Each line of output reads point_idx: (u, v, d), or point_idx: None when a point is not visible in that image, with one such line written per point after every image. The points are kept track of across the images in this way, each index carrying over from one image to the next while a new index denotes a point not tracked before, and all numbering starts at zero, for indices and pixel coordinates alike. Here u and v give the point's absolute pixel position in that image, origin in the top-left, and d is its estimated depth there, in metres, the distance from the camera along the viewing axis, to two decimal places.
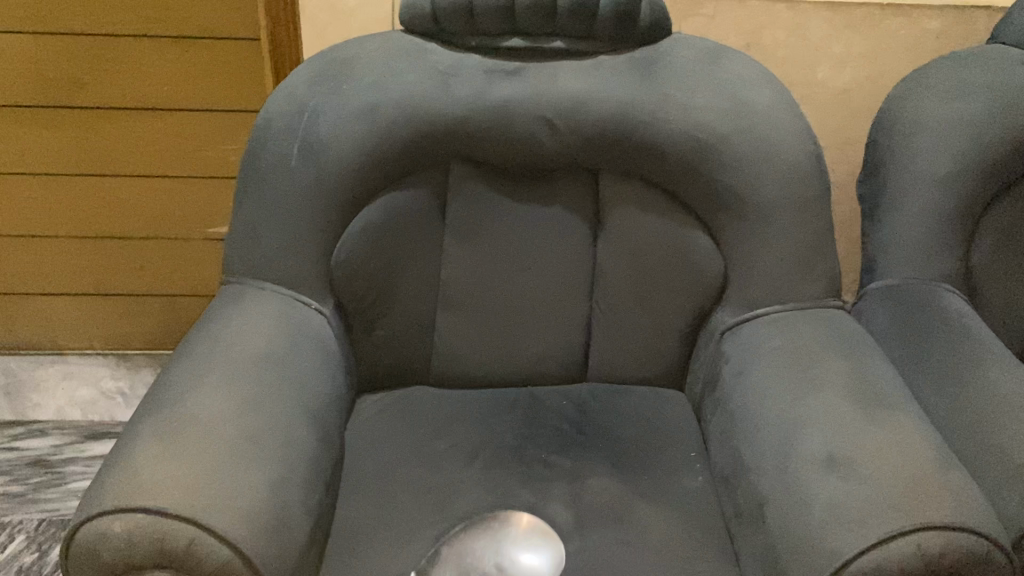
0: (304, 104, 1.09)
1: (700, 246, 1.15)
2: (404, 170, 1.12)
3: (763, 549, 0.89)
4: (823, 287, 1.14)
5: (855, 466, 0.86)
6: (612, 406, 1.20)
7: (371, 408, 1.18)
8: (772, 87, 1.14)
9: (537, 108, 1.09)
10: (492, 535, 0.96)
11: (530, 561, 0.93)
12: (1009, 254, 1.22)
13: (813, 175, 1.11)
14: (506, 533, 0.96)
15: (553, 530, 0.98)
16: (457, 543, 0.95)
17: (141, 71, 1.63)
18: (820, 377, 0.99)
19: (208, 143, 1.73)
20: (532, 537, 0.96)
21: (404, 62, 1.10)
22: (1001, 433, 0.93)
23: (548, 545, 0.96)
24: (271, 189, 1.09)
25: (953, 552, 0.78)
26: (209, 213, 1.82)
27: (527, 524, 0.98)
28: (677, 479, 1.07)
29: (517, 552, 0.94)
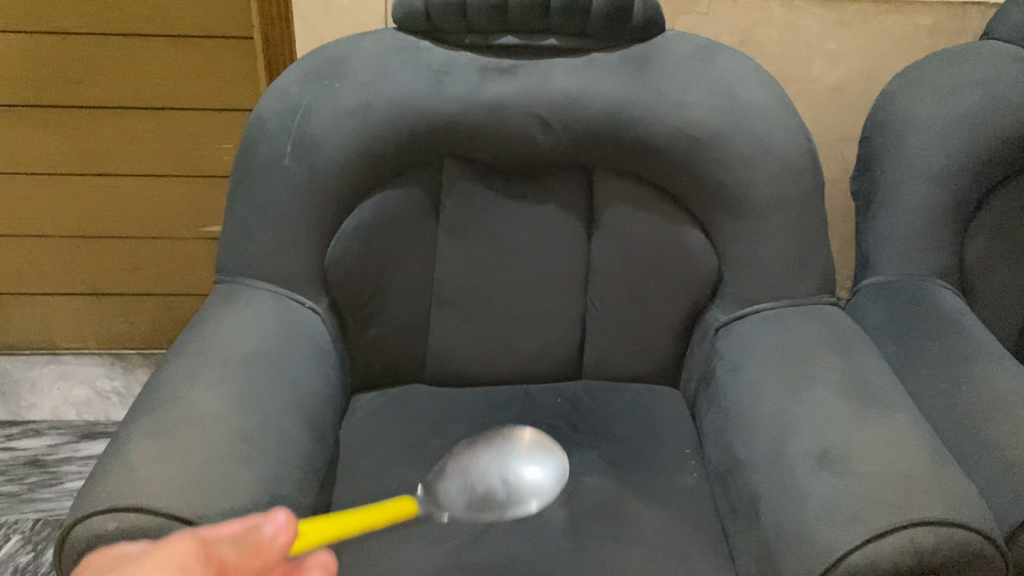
0: (296, 102, 1.09)
1: (694, 243, 1.15)
2: (397, 168, 1.12)
3: (757, 545, 0.89)
4: (816, 284, 1.14)
5: (848, 462, 0.87)
6: (606, 403, 1.20)
7: (366, 406, 1.18)
8: (764, 83, 1.14)
9: (530, 106, 1.09)
10: (494, 448, 1.05)
11: (531, 474, 1.03)
12: (1002, 250, 1.22)
13: (807, 172, 1.12)
14: (512, 444, 1.05)
15: (551, 447, 1.08)
16: (460, 459, 1.04)
17: (132, 70, 1.63)
18: (813, 374, 1.00)
19: (201, 142, 1.72)
20: (534, 451, 1.06)
21: (396, 60, 1.09)
22: (994, 429, 0.94)
23: (547, 461, 1.06)
24: (264, 188, 1.08)
25: (946, 548, 0.78)
26: (202, 212, 1.82)
27: (531, 438, 1.07)
28: (672, 476, 1.07)
29: (520, 464, 1.03)
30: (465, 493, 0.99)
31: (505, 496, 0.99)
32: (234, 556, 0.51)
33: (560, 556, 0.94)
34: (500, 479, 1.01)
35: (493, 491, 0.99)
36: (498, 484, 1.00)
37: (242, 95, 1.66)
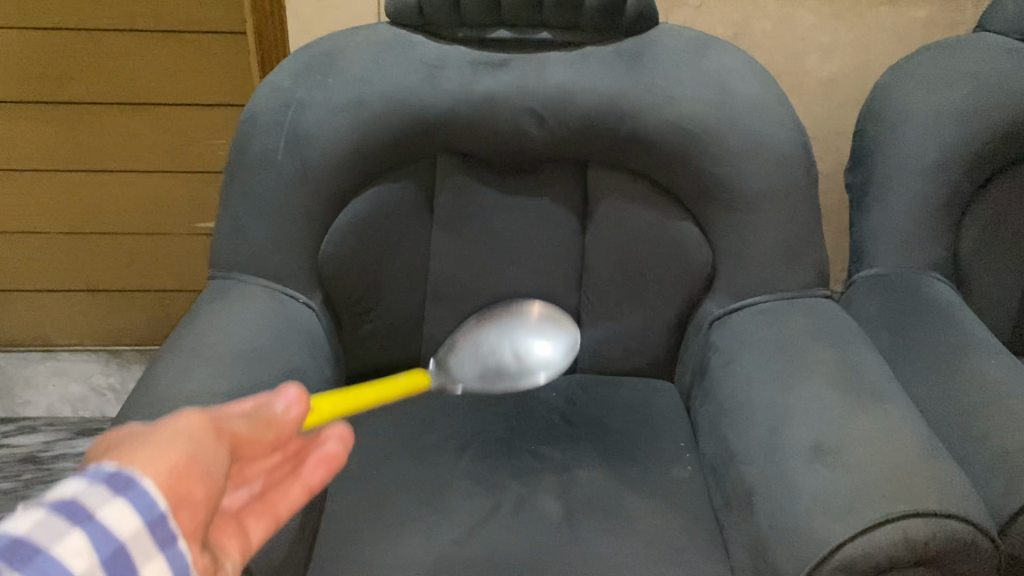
0: (289, 97, 1.08)
1: (688, 237, 1.15)
2: (391, 163, 1.11)
3: (752, 537, 0.89)
4: (811, 277, 1.14)
5: (842, 455, 0.87)
6: (601, 396, 1.20)
7: (361, 400, 1.19)
8: (758, 77, 1.14)
9: (523, 100, 1.09)
10: (505, 329, 1.14)
11: (542, 348, 1.12)
12: (995, 242, 1.23)
13: (801, 165, 1.12)
14: (520, 321, 1.15)
15: (560, 326, 1.17)
16: (474, 339, 1.13)
17: (125, 65, 1.62)
18: (807, 366, 1.00)
19: (194, 138, 1.72)
20: (541, 325, 1.16)
21: (390, 54, 1.09)
22: (987, 420, 0.94)
23: (556, 337, 1.15)
24: (258, 184, 1.08)
25: (940, 539, 0.78)
26: (197, 207, 1.82)
27: (536, 316, 1.17)
28: (667, 469, 1.07)
29: (531, 341, 1.12)
30: (479, 368, 1.08)
31: (517, 367, 1.08)
32: (246, 428, 0.58)
33: (555, 549, 0.94)
34: (512, 352, 1.10)
35: (503, 358, 1.09)
36: (511, 357, 1.09)
37: (237, 90, 1.66)
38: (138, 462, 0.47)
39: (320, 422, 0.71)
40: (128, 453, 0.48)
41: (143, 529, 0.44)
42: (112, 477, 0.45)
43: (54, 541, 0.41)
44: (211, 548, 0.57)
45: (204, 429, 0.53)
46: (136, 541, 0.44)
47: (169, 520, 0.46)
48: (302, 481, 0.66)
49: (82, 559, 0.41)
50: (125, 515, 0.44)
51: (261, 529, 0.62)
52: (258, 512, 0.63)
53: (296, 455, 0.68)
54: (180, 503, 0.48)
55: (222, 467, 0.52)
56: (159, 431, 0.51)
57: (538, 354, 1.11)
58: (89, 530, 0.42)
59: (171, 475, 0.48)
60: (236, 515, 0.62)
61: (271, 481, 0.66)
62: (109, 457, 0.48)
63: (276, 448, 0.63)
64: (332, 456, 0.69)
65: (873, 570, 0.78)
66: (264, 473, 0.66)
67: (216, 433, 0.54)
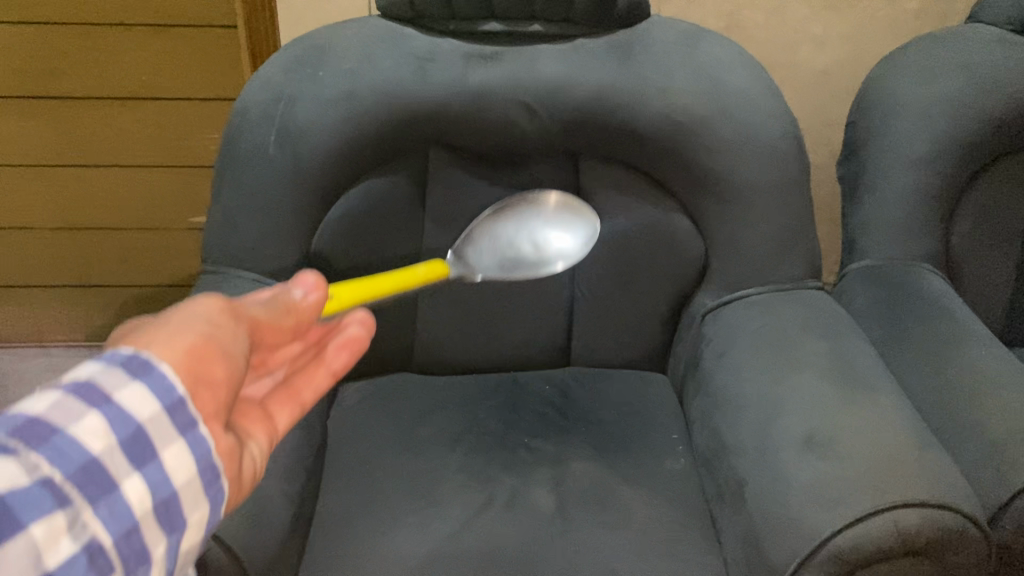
0: (280, 91, 1.08)
1: (680, 229, 1.15)
2: (383, 156, 1.11)
3: (744, 528, 0.90)
4: (803, 269, 1.14)
5: (834, 446, 0.87)
6: (594, 389, 1.20)
7: (354, 396, 1.18)
8: (749, 69, 1.14)
9: (515, 93, 1.08)
10: (522, 216, 1.10)
11: (563, 237, 1.08)
12: (987, 233, 1.23)
13: (792, 156, 1.11)
14: (536, 210, 1.10)
15: (578, 204, 1.11)
16: (490, 227, 1.09)
17: (116, 60, 1.62)
18: (799, 357, 1.00)
19: (185, 132, 1.71)
20: (561, 212, 1.10)
21: (381, 47, 1.09)
22: (977, 411, 0.94)
23: (577, 219, 1.10)
24: (248, 178, 1.08)
25: (930, 529, 0.78)
26: (189, 202, 1.81)
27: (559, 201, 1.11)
28: (660, 461, 1.07)
29: (550, 230, 1.08)
30: (498, 259, 1.05)
31: (536, 258, 1.06)
32: (265, 313, 0.60)
33: (548, 541, 0.94)
34: (531, 244, 1.07)
35: (520, 252, 1.06)
36: (530, 248, 1.06)
37: (229, 83, 1.65)
38: (154, 345, 0.48)
39: (339, 310, 0.72)
40: (142, 335, 0.48)
41: (161, 412, 0.44)
42: (128, 359, 0.45)
43: (69, 422, 0.41)
44: (239, 431, 0.58)
45: (220, 315, 0.55)
46: (154, 424, 0.44)
47: (188, 404, 0.46)
48: (326, 366, 0.70)
49: (100, 438, 0.41)
50: (141, 396, 0.44)
51: (287, 416, 0.64)
52: (282, 398, 0.66)
53: (318, 343, 0.73)
54: (201, 382, 0.49)
55: (240, 349, 0.54)
56: (173, 319, 0.51)
57: (554, 246, 1.07)
58: (108, 412, 0.42)
59: (188, 355, 0.48)
60: (262, 403, 0.64)
61: (294, 367, 0.70)
62: (126, 342, 0.48)
63: (296, 335, 0.66)
64: (354, 339, 0.74)
65: (864, 559, 0.79)
66: (287, 361, 0.69)
67: (231, 318, 0.55)
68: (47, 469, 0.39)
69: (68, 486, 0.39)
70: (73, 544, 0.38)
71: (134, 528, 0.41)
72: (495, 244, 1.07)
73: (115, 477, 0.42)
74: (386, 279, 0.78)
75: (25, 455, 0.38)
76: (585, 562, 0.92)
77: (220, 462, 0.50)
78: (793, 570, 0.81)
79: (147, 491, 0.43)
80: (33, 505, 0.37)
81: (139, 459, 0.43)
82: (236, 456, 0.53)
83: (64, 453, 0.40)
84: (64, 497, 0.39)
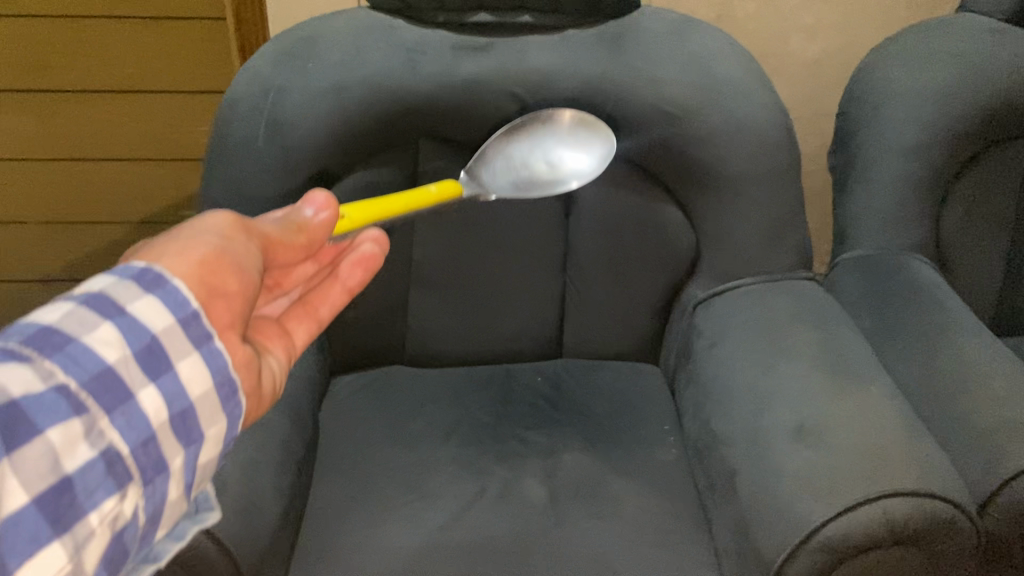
0: (268, 83, 1.07)
1: (671, 220, 1.15)
2: (373, 149, 1.11)
3: (735, 518, 0.90)
4: (793, 259, 1.14)
5: (824, 436, 0.87)
6: (586, 381, 1.20)
7: (345, 389, 1.18)
8: (740, 58, 1.14)
9: (505, 84, 1.08)
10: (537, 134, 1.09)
11: (576, 158, 1.09)
12: (978, 222, 1.23)
13: (783, 147, 1.11)
14: (551, 127, 1.09)
15: (595, 121, 1.09)
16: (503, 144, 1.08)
17: (103, 53, 1.61)
18: (789, 347, 1.00)
19: (174, 126, 1.70)
20: (576, 130, 1.09)
21: (370, 39, 1.08)
22: (966, 401, 0.94)
23: (592, 137, 1.09)
24: (237, 170, 1.07)
25: (919, 518, 0.79)
26: (179, 196, 1.80)
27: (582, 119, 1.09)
28: (651, 452, 1.07)
29: (564, 149, 1.09)
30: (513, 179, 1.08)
31: (550, 179, 1.09)
32: (277, 230, 0.64)
33: (539, 532, 0.94)
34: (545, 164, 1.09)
35: (535, 173, 1.09)
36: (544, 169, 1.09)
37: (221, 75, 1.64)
38: (168, 257, 0.54)
39: (351, 230, 0.74)
40: (160, 250, 0.54)
41: (171, 322, 0.50)
42: (141, 273, 0.51)
43: (84, 332, 0.46)
44: (257, 346, 0.65)
45: (233, 226, 0.59)
46: (167, 337, 0.50)
47: (202, 316, 0.52)
48: (342, 283, 0.75)
49: (115, 349, 0.47)
50: (154, 309, 0.50)
51: (304, 332, 0.71)
52: (300, 314, 0.72)
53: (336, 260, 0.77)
54: (214, 294, 0.54)
55: (256, 261, 0.58)
56: (189, 233, 0.57)
57: (569, 166, 1.10)
58: (121, 322, 0.48)
59: (201, 267, 0.54)
60: (280, 321, 0.70)
61: (309, 284, 0.75)
62: (142, 258, 0.54)
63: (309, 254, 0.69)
64: (369, 257, 0.76)
65: (854, 548, 0.79)
66: (302, 280, 0.75)
67: (247, 230, 0.60)
68: (62, 376, 0.44)
69: (86, 391, 0.45)
70: (92, 442, 0.44)
71: (150, 430, 0.47)
72: (509, 163, 1.08)
73: (131, 385, 0.47)
74: (399, 198, 0.82)
75: (40, 362, 0.44)
76: (576, 553, 0.92)
77: (236, 371, 0.55)
78: (783, 559, 0.81)
79: (163, 401, 0.48)
80: (59, 407, 0.43)
81: (151, 371, 0.49)
82: (254, 368, 0.58)
83: (77, 359, 0.45)
84: (80, 403, 0.44)
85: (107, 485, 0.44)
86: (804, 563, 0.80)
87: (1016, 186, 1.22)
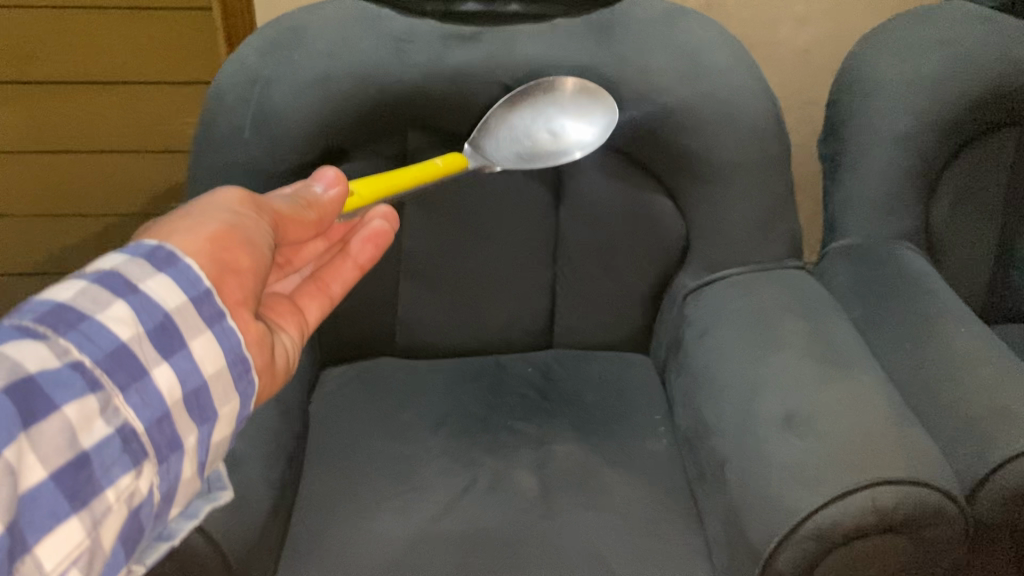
0: (256, 73, 1.07)
1: (661, 209, 1.15)
2: (361, 137, 1.11)
3: (725, 506, 0.90)
4: (783, 248, 1.14)
5: (813, 424, 0.87)
6: (577, 371, 1.20)
7: (335, 380, 1.18)
8: (730, 47, 1.13)
9: (494, 74, 1.08)
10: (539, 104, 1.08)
11: (578, 128, 1.09)
12: (967, 210, 1.23)
13: (773, 136, 1.11)
14: (554, 96, 1.08)
15: (597, 89, 1.08)
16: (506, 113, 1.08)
17: (90, 43, 1.60)
18: (778, 335, 1.00)
19: (161, 117, 1.69)
20: (579, 98, 1.08)
21: (357, 28, 1.08)
22: (955, 389, 0.95)
23: (594, 106, 1.08)
24: (225, 162, 1.07)
25: (907, 505, 0.79)
26: (167, 187, 1.78)
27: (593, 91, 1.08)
28: (642, 441, 1.07)
29: (565, 119, 1.09)
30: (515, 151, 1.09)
31: (552, 150, 1.10)
32: (286, 207, 0.66)
33: (530, 522, 0.94)
34: (546, 135, 1.09)
35: (537, 143, 1.09)
36: (545, 139, 1.09)
37: (211, 63, 1.64)
38: (179, 237, 0.56)
39: (362, 205, 0.76)
40: (174, 229, 0.57)
41: (184, 299, 0.52)
42: (153, 251, 0.54)
43: (99, 310, 0.48)
44: (271, 324, 0.66)
45: (241, 205, 0.62)
46: (177, 316, 0.51)
47: (214, 293, 0.54)
48: (353, 260, 0.77)
49: (128, 327, 0.48)
50: (166, 288, 0.52)
51: (316, 309, 0.72)
52: (313, 293, 0.73)
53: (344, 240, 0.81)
54: (226, 270, 0.56)
55: (264, 239, 0.61)
56: (200, 213, 0.60)
57: (572, 137, 1.10)
58: (135, 301, 0.50)
59: (210, 244, 0.57)
60: (292, 297, 0.72)
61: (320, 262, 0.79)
62: (155, 236, 0.56)
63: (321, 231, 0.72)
64: (380, 232, 0.79)
65: (843, 536, 0.79)
66: (312, 257, 0.79)
67: (257, 207, 0.63)
68: (78, 354, 0.45)
69: (102, 367, 0.46)
70: (110, 418, 0.45)
71: (163, 407, 0.49)
72: (512, 133, 1.09)
73: (145, 362, 0.49)
74: (407, 172, 0.83)
75: (56, 340, 0.45)
76: (567, 543, 0.92)
77: (249, 346, 0.57)
78: (772, 548, 0.81)
79: (176, 379, 0.50)
80: (78, 383, 0.44)
81: (163, 349, 0.50)
82: (267, 345, 0.60)
83: (92, 337, 0.47)
84: (95, 380, 0.45)
85: (124, 462, 0.45)
86: (794, 551, 0.80)
87: (1004, 173, 1.22)
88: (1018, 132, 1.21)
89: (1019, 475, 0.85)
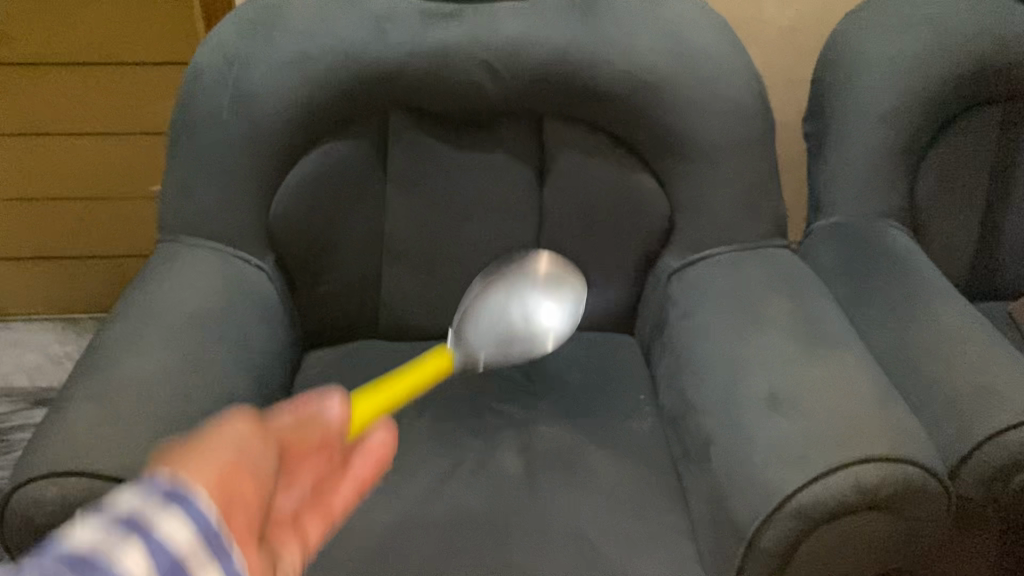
0: (233, 53, 1.06)
1: (646, 189, 1.14)
2: (339, 118, 1.08)
3: (709, 486, 0.90)
4: (767, 226, 1.13)
5: (796, 404, 0.87)
6: (562, 352, 1.19)
7: (318, 363, 1.16)
8: (713, 25, 1.12)
9: (476, 53, 1.07)
10: (511, 286, 1.05)
11: (550, 307, 1.03)
12: (951, 188, 1.23)
13: (757, 114, 1.10)
14: (525, 279, 1.06)
15: (566, 277, 1.08)
16: (479, 295, 1.06)
17: (64, 23, 1.57)
18: (762, 315, 1.00)
19: (138, 98, 1.66)
20: (548, 283, 1.06)
21: (337, 8, 1.07)
22: (939, 366, 0.95)
23: (561, 291, 1.06)
24: (203, 144, 1.06)
25: (890, 483, 0.79)
26: (144, 170, 1.76)
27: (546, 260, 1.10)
28: (627, 422, 1.07)
29: (538, 300, 1.03)
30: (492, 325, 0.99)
31: (526, 329, 0.99)
32: (291, 426, 0.60)
33: (516, 504, 0.94)
34: (520, 314, 1.01)
35: (512, 326, 0.99)
36: (518, 317, 1.00)
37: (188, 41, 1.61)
38: (182, 465, 0.39)
39: (359, 425, 0.70)
40: (166, 457, 0.39)
41: (199, 542, 0.34)
42: (167, 491, 0.35)
43: (118, 554, 0.30)
44: (270, 548, 0.49)
45: (253, 434, 0.46)
46: (197, 551, 0.33)
47: (226, 543, 0.36)
48: (352, 475, 0.63)
49: (184, 538, 0.33)
50: (180, 522, 0.34)
51: (320, 530, 0.55)
52: (314, 515, 0.56)
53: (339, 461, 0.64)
54: (235, 502, 0.41)
55: (270, 473, 0.46)
56: (194, 442, 0.43)
57: (546, 322, 1.01)
58: (131, 548, 0.31)
59: (219, 483, 0.40)
60: (293, 518, 0.55)
61: (319, 481, 0.61)
62: (155, 466, 0.38)
63: (319, 450, 0.62)
64: (378, 452, 0.67)
65: (826, 515, 0.79)
66: (308, 474, 0.60)
67: (264, 440, 0.48)
68: None
69: None
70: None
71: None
72: (484, 309, 1.02)
73: None
74: (409, 377, 0.79)
75: None
76: (553, 524, 0.92)
77: None
78: (756, 527, 0.81)
79: None
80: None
81: (215, 555, 0.34)
82: None
83: None
84: None
85: None
86: (778, 530, 0.80)
87: (988, 151, 1.22)
88: (1001, 109, 1.21)
89: (1002, 451, 0.85)
